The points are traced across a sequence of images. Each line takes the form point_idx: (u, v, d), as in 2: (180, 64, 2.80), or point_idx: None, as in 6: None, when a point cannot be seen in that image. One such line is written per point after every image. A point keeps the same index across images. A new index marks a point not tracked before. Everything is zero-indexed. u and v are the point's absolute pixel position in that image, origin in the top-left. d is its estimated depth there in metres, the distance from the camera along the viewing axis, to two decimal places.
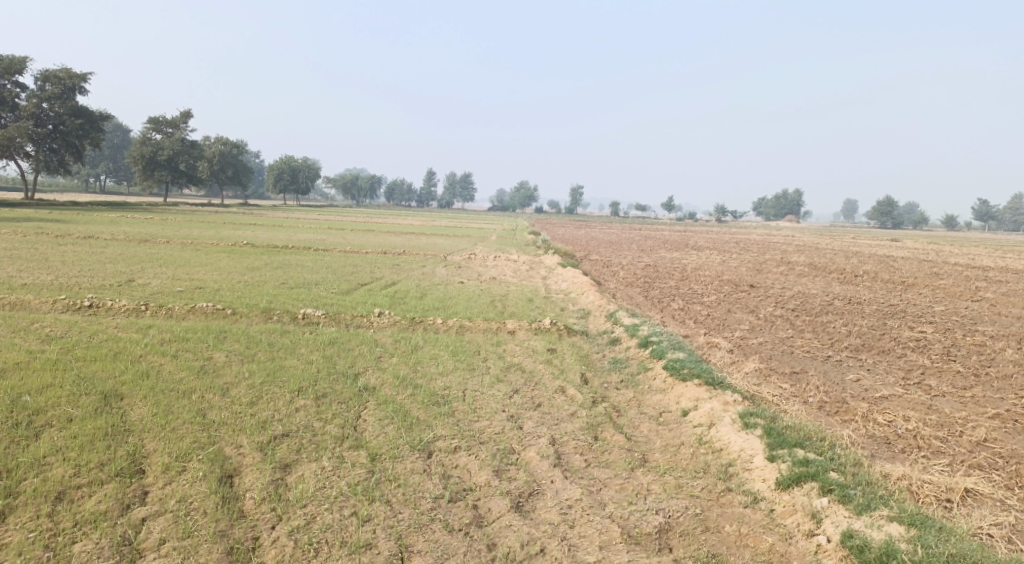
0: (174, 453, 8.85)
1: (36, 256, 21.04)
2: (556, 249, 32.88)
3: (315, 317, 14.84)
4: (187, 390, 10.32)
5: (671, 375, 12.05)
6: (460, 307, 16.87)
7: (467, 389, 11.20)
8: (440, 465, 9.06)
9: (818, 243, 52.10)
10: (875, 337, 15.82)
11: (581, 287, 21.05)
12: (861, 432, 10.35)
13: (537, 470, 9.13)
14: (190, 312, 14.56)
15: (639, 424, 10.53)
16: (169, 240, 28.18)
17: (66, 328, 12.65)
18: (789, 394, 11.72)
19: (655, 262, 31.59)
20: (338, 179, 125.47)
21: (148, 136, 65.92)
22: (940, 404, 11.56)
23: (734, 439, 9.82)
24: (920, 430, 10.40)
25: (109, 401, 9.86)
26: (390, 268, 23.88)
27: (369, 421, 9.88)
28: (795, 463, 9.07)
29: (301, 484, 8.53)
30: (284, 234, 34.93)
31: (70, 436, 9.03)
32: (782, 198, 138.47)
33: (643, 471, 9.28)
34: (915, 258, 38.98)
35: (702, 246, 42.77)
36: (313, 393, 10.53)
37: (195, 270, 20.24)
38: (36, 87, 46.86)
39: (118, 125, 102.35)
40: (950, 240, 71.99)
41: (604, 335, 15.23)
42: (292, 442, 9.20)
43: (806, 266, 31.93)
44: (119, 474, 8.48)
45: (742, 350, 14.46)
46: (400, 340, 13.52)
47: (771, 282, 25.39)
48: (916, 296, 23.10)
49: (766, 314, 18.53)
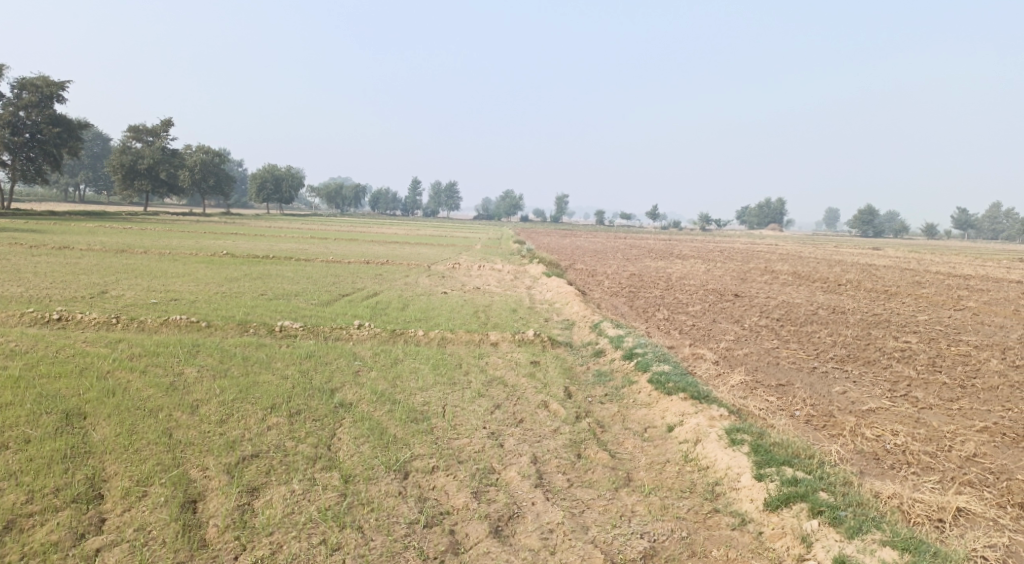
0: (136, 477, 8.46)
1: (8, 268, 20.51)
2: (540, 258, 32.63)
3: (292, 329, 14.45)
4: (154, 407, 9.91)
5: (656, 389, 11.76)
6: (442, 318, 16.52)
7: (447, 404, 10.86)
8: (416, 486, 8.72)
9: (801, 251, 52.22)
10: (860, 347, 15.64)
11: (566, 298, 20.76)
12: (850, 447, 10.10)
13: (517, 491, 8.80)
14: (163, 326, 14.12)
15: (624, 440, 10.22)
16: (146, 250, 27.68)
17: (32, 343, 12.18)
18: (775, 407, 11.45)
19: (639, 272, 31.35)
20: (321, 188, 124.53)
21: (128, 144, 65.15)
22: (927, 417, 11.35)
23: (721, 456, 9.53)
24: (909, 445, 10.17)
25: (71, 420, 9.44)
26: (372, 278, 23.49)
27: (343, 440, 9.51)
28: (783, 482, 8.79)
29: (268, 510, 8.17)
30: (265, 243, 34.40)
31: (26, 458, 8.62)
32: (765, 207, 139.04)
33: (628, 492, 8.97)
34: (898, 266, 39.05)
35: (686, 255, 42.59)
36: (287, 410, 10.14)
37: (171, 281, 19.78)
38: (14, 95, 46.10)
39: (99, 134, 101.27)
40: (934, 249, 72.48)
41: (588, 347, 14.93)
42: (261, 464, 8.83)
43: (790, 274, 31.87)
44: (75, 500, 8.09)
45: (727, 361, 14.24)
46: (379, 353, 13.15)
47: (756, 291, 25.25)
48: (899, 305, 23.03)
49: (751, 324, 18.32)
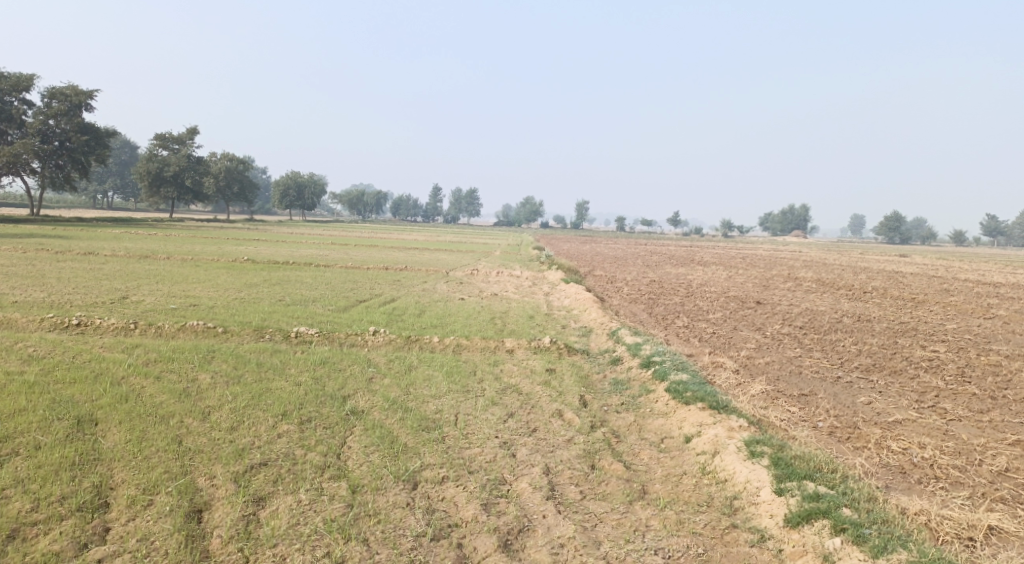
0: (142, 485, 8.39)
1: (32, 273, 20.65)
2: (559, 264, 32.40)
3: (307, 335, 14.34)
4: (166, 414, 9.81)
5: (674, 398, 11.49)
6: (458, 324, 16.35)
7: (460, 412, 10.67)
8: (425, 497, 8.54)
9: (827, 258, 51.49)
10: (886, 356, 15.24)
11: (584, 305, 20.50)
12: (875, 460, 9.77)
13: (528, 503, 8.59)
14: (180, 331, 14.07)
15: (640, 451, 9.97)
16: (170, 255, 27.80)
17: (50, 348, 12.15)
18: (797, 418, 11.13)
19: (659, 278, 30.99)
20: (343, 195, 125.05)
21: (154, 151, 65.81)
22: (956, 429, 10.99)
23: (740, 469, 9.24)
24: (937, 458, 9.81)
25: (83, 427, 9.37)
26: (390, 285, 23.39)
27: (353, 449, 9.35)
28: (805, 497, 8.50)
29: (273, 521, 8.06)
30: (287, 249, 34.48)
31: (35, 465, 8.56)
32: (788, 213, 137.59)
33: (643, 505, 8.72)
34: (925, 274, 38.34)
35: (708, 261, 42.14)
36: (298, 417, 10.00)
37: (191, 287, 19.79)
38: (44, 104, 46.74)
39: (127, 143, 102.65)
40: (965, 255, 71.13)
41: (605, 355, 14.69)
42: (269, 473, 8.70)
43: (813, 282, 31.39)
44: (80, 509, 8.06)
45: (748, 370, 13.93)
46: (393, 359, 13.00)
47: (778, 299, 24.86)
48: (926, 313, 22.51)
49: (773, 332, 17.96)
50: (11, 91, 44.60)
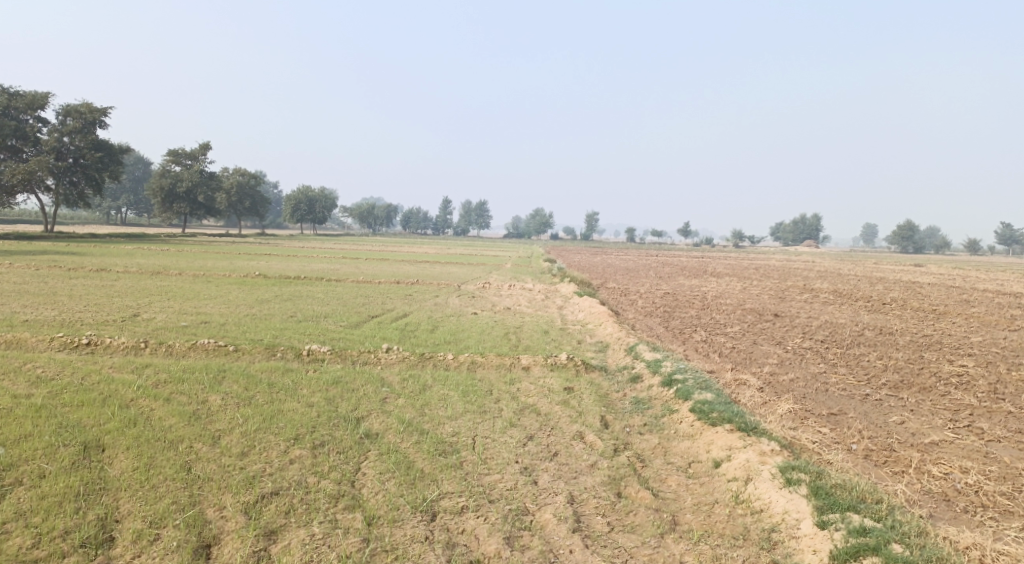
0: (149, 517, 8.09)
1: (44, 290, 20.39)
2: (572, 277, 31.95)
3: (319, 353, 13.96)
4: (175, 439, 9.43)
5: (700, 419, 11.02)
6: (472, 340, 15.93)
7: (477, 435, 10.25)
8: (445, 530, 8.16)
9: (841, 269, 50.90)
10: (914, 372, 14.72)
11: (600, 319, 20.04)
12: (916, 487, 9.31)
13: (553, 537, 8.19)
14: (190, 350, 13.72)
15: (667, 477, 9.53)
16: (181, 271, 27.55)
17: (59, 369, 11.83)
18: (830, 440, 10.66)
19: (674, 291, 30.51)
20: (353, 208, 124.93)
21: (167, 167, 65.85)
22: (997, 451, 10.52)
23: (776, 498, 8.78)
24: (983, 484, 9.35)
25: (89, 453, 9.01)
26: (403, 299, 23.05)
27: (368, 476, 8.95)
28: (851, 532, 8.04)
29: (285, 558, 7.73)
30: (298, 264, 34.14)
31: (38, 496, 8.26)
32: (800, 224, 136.69)
33: (675, 538, 8.29)
34: (943, 284, 37.67)
35: (721, 273, 41.57)
36: (311, 441, 9.61)
37: (202, 303, 19.48)
38: (58, 121, 46.78)
39: (140, 158, 103.24)
40: (982, 264, 70.23)
41: (624, 372, 14.24)
42: (281, 503, 8.35)
43: (830, 293, 30.81)
44: (84, 545, 7.79)
45: (772, 387, 13.46)
46: (407, 378, 12.59)
47: (796, 311, 24.32)
48: (950, 326, 21.91)
49: (794, 346, 17.47)
50: (25, 110, 44.65)
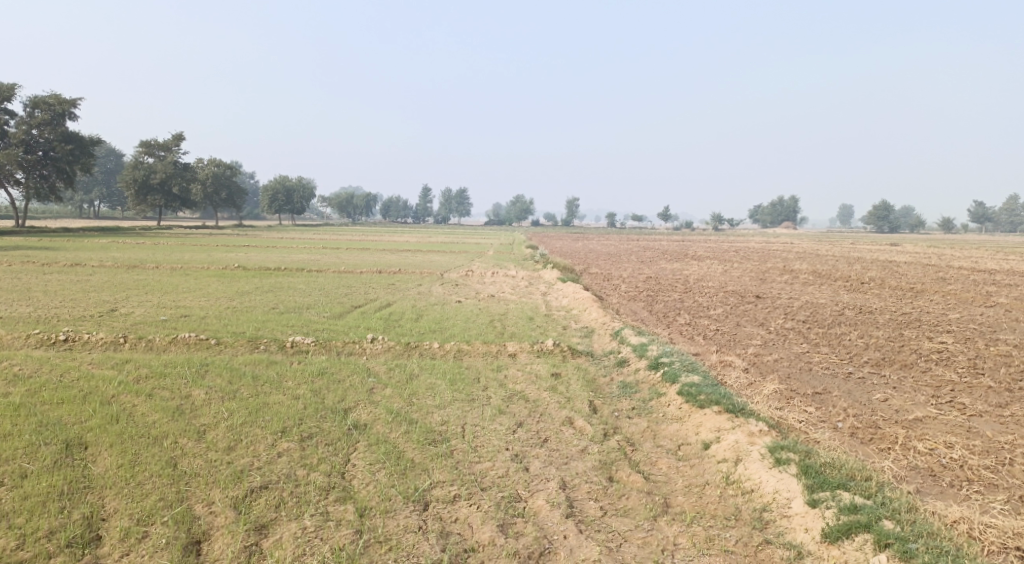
0: (136, 515, 7.98)
1: (18, 287, 20.04)
2: (554, 263, 31.91)
3: (303, 344, 13.84)
4: (159, 435, 9.31)
5: (688, 402, 11.05)
6: (458, 329, 15.86)
7: (467, 423, 10.21)
8: (437, 519, 8.13)
9: (819, 249, 51.37)
10: (895, 350, 14.86)
11: (583, 304, 20.01)
12: (903, 463, 9.39)
13: (547, 523, 8.18)
14: (171, 344, 13.56)
15: (657, 460, 9.54)
16: (158, 265, 27.18)
17: (37, 366, 11.62)
18: (816, 419, 10.73)
19: (655, 275, 30.61)
20: (332, 198, 124.08)
21: (141, 160, 64.97)
22: (979, 426, 10.63)
23: (766, 478, 8.83)
24: (967, 459, 9.45)
25: (71, 451, 8.87)
26: (384, 288, 22.91)
27: (357, 467, 8.88)
28: (842, 510, 8.10)
29: (277, 552, 7.65)
30: (277, 255, 33.84)
31: (20, 496, 8.11)
32: (778, 205, 137.59)
33: (668, 521, 8.32)
34: (919, 263, 38.09)
35: (701, 256, 41.74)
36: (298, 434, 9.52)
37: (181, 297, 19.24)
38: (27, 113, 45.91)
39: (113, 151, 101.79)
40: (956, 243, 71.14)
41: (610, 356, 14.25)
42: (271, 497, 8.27)
43: (809, 273, 31.08)
44: (69, 545, 7.67)
45: (757, 368, 13.53)
46: (394, 368, 12.51)
47: (777, 292, 24.47)
48: (928, 303, 22.16)
49: (776, 327, 17.56)
50: None
